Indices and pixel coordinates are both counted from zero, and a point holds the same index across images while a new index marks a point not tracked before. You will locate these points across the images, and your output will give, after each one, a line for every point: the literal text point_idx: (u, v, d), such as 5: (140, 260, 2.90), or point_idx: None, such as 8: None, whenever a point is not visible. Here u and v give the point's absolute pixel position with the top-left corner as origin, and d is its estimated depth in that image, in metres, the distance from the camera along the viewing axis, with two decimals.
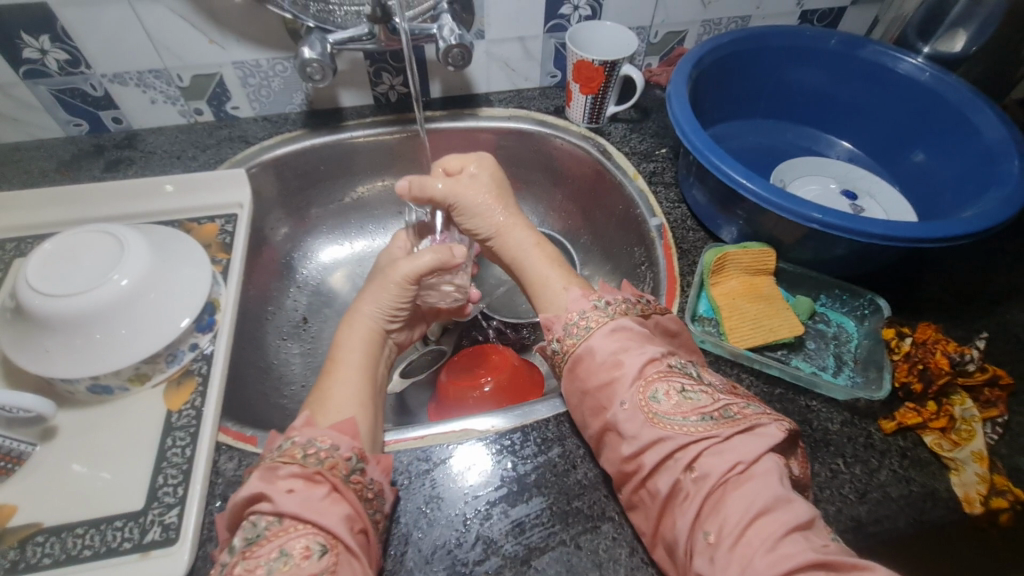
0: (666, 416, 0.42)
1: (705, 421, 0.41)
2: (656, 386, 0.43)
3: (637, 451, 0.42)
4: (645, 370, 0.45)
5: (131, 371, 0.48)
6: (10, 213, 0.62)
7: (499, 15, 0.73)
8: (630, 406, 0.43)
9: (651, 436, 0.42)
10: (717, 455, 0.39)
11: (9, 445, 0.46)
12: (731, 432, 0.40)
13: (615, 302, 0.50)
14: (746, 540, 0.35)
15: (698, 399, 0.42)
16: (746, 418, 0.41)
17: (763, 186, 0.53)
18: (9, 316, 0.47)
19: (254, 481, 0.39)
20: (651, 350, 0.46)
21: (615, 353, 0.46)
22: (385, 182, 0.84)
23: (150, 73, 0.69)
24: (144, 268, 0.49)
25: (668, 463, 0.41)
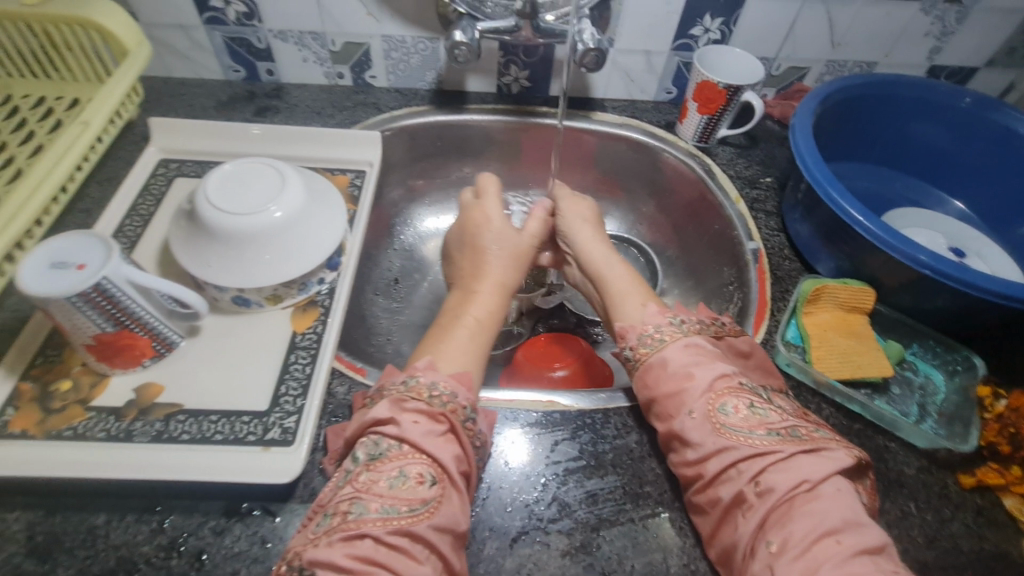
0: (733, 428, 0.44)
1: (772, 435, 0.43)
2: (725, 399, 0.46)
3: (702, 458, 0.44)
4: (715, 384, 0.47)
5: (271, 290, 0.54)
6: (176, 137, 0.70)
7: (633, 27, 0.76)
8: (699, 416, 0.46)
9: (716, 444, 0.44)
10: (785, 471, 0.41)
11: (165, 331, 0.51)
12: (799, 452, 0.42)
13: (689, 321, 0.52)
14: (812, 554, 0.37)
15: (765, 416, 0.45)
16: (813, 440, 0.43)
17: (878, 225, 0.56)
18: (182, 222, 0.54)
19: (383, 406, 0.44)
20: (721, 367, 0.48)
21: (688, 365, 0.48)
22: (491, 166, 0.89)
23: (310, 34, 0.77)
24: (296, 204, 0.54)
25: (731, 473, 0.43)
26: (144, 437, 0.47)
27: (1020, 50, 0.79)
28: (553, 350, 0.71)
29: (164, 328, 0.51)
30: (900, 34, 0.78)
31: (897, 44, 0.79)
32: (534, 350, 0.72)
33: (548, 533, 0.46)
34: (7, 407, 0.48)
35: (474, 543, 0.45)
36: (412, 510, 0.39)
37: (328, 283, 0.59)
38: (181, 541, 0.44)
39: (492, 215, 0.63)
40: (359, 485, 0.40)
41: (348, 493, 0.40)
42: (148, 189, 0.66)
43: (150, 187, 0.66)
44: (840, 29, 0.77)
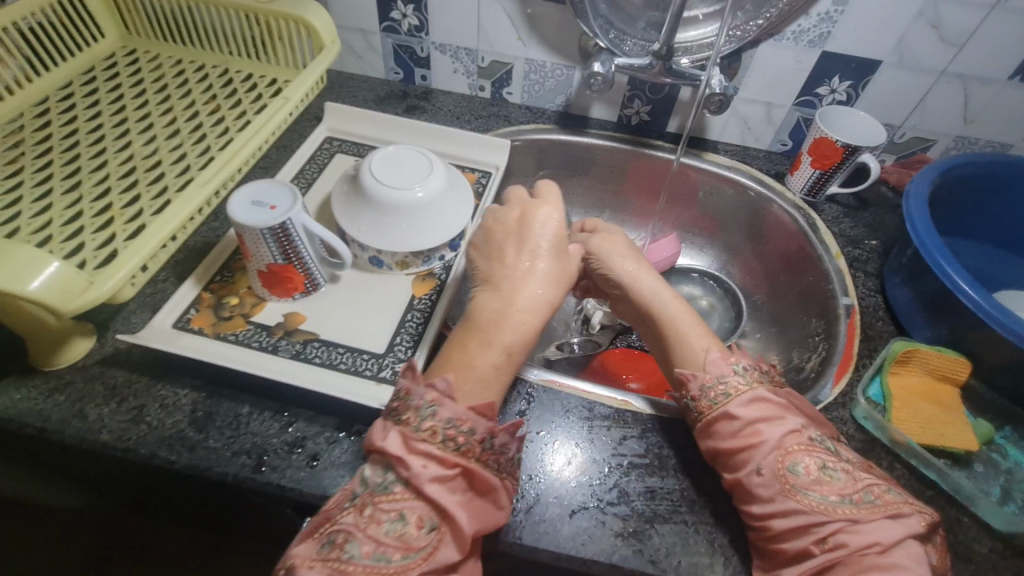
0: (803, 489, 0.45)
1: (846, 500, 0.45)
2: (797, 458, 0.47)
3: (768, 513, 0.46)
4: (785, 441, 0.48)
5: (402, 257, 0.64)
6: (342, 121, 0.83)
7: (759, 79, 0.81)
8: (767, 473, 0.47)
9: (785, 504, 0.46)
10: (859, 533, 0.43)
11: (315, 275, 0.62)
12: (874, 515, 0.44)
13: (749, 370, 0.53)
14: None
15: (838, 478, 0.46)
16: (887, 505, 0.44)
17: (983, 296, 0.56)
18: (344, 188, 0.65)
19: (394, 441, 0.44)
20: (790, 423, 0.49)
21: (755, 422, 0.49)
22: (597, 188, 0.95)
23: (465, 50, 0.88)
24: (436, 189, 0.64)
25: (800, 530, 0.45)
26: (286, 353, 0.58)
27: None
28: (627, 365, 0.78)
29: (315, 271, 0.61)
30: None
31: None
32: (609, 362, 0.78)
33: (606, 513, 0.50)
34: (190, 309, 0.60)
35: (540, 504, 0.50)
36: (405, 558, 0.41)
37: (446, 260, 0.67)
38: (302, 443, 0.53)
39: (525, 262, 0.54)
40: (359, 519, 0.42)
41: (345, 526, 0.42)
42: (314, 159, 0.78)
43: (316, 158, 0.79)
44: (975, 106, 0.77)
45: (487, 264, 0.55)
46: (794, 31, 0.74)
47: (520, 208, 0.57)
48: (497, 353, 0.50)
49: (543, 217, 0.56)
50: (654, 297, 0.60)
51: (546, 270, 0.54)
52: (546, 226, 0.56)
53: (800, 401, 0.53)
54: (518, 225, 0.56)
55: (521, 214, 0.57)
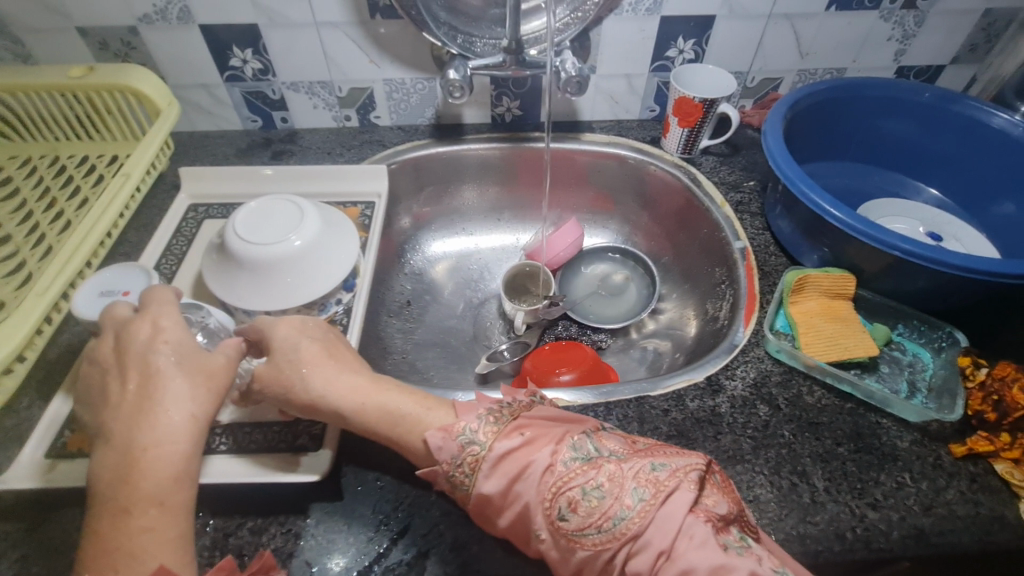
0: (578, 534, 0.40)
1: (612, 525, 0.40)
2: (560, 500, 0.41)
3: (575, 572, 0.41)
4: (544, 489, 0.42)
5: (295, 312, 0.60)
6: (203, 183, 0.77)
7: (612, 54, 0.83)
8: (546, 534, 0.42)
9: (577, 558, 0.41)
10: (643, 546, 0.39)
11: None
12: (637, 512, 0.39)
13: (483, 423, 0.45)
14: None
15: (600, 497, 0.41)
16: (655, 491, 0.40)
17: (848, 214, 0.60)
18: (213, 255, 0.60)
19: None
20: (537, 460, 0.43)
21: (508, 488, 0.43)
22: (489, 191, 0.95)
23: (319, 84, 0.85)
24: (313, 234, 0.60)
25: (605, 571, 0.40)
26: None
27: (981, 46, 0.84)
28: (560, 358, 0.76)
29: None
30: (864, 40, 0.84)
31: (862, 50, 0.85)
32: (542, 359, 0.76)
33: None
34: (65, 430, 0.53)
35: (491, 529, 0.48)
36: None
37: (345, 303, 0.64)
38: (222, 541, 0.48)
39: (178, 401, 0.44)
40: None
41: None
42: (180, 231, 0.72)
43: (182, 230, 0.72)
44: (807, 40, 0.83)
45: (100, 426, 0.43)
46: (630, 3, 0.77)
47: (115, 332, 0.47)
48: (150, 514, 0.39)
49: (143, 331, 0.46)
50: (324, 394, 0.48)
51: (178, 389, 0.43)
52: (150, 352, 0.45)
53: (547, 416, 0.47)
54: (114, 358, 0.46)
55: (116, 341, 0.46)
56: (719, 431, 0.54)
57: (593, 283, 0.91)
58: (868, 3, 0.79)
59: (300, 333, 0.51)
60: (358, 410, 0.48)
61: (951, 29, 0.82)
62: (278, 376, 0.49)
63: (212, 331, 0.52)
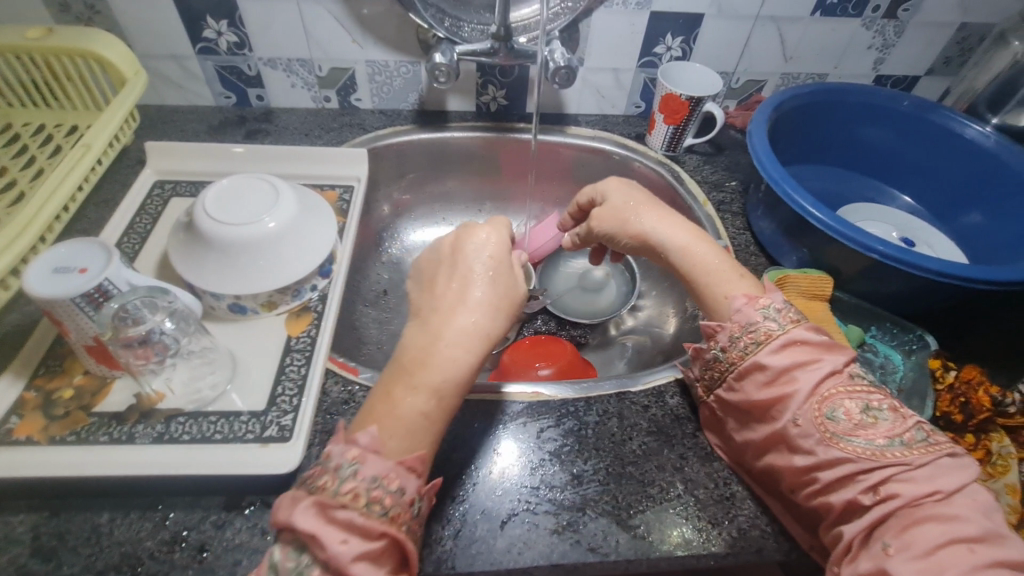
0: (846, 437, 0.43)
1: (881, 445, 0.42)
2: (833, 404, 0.44)
3: (813, 466, 0.44)
4: (824, 386, 0.45)
5: (266, 297, 0.57)
6: (171, 159, 0.73)
7: (601, 47, 0.82)
8: (806, 422, 0.45)
9: (830, 454, 0.43)
10: (910, 480, 0.41)
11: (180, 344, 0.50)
12: (927, 459, 0.41)
13: (787, 307, 0.49)
14: (936, 558, 0.36)
15: (884, 420, 0.44)
16: (938, 446, 0.42)
17: (828, 216, 0.60)
18: (181, 234, 0.57)
19: (303, 514, 0.36)
20: (833, 362, 0.46)
21: (790, 368, 0.46)
22: (473, 181, 0.93)
23: (298, 62, 0.81)
24: (290, 216, 0.58)
25: (848, 481, 0.43)
26: (146, 438, 0.49)
27: (955, 60, 0.87)
28: (539, 351, 0.75)
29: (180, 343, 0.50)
30: (845, 48, 0.85)
31: (843, 57, 0.87)
32: (520, 352, 0.75)
33: (536, 514, 0.48)
34: (11, 417, 0.49)
35: (466, 524, 0.47)
36: None
37: (320, 289, 0.62)
38: (183, 536, 0.45)
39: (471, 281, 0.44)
40: None
41: None
42: (144, 208, 0.68)
43: (147, 207, 0.69)
44: (791, 44, 0.84)
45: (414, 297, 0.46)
46: None
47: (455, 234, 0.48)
48: (427, 402, 0.41)
49: (478, 238, 0.46)
50: (654, 229, 0.56)
51: (482, 300, 0.43)
52: (468, 273, 0.45)
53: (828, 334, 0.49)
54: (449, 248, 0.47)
55: (455, 241, 0.47)
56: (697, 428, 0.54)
57: (572, 279, 0.90)
58: (851, 10, 0.80)
59: (625, 190, 0.59)
60: (680, 248, 0.54)
61: (928, 41, 0.84)
62: (617, 217, 0.58)
63: (181, 316, 0.50)
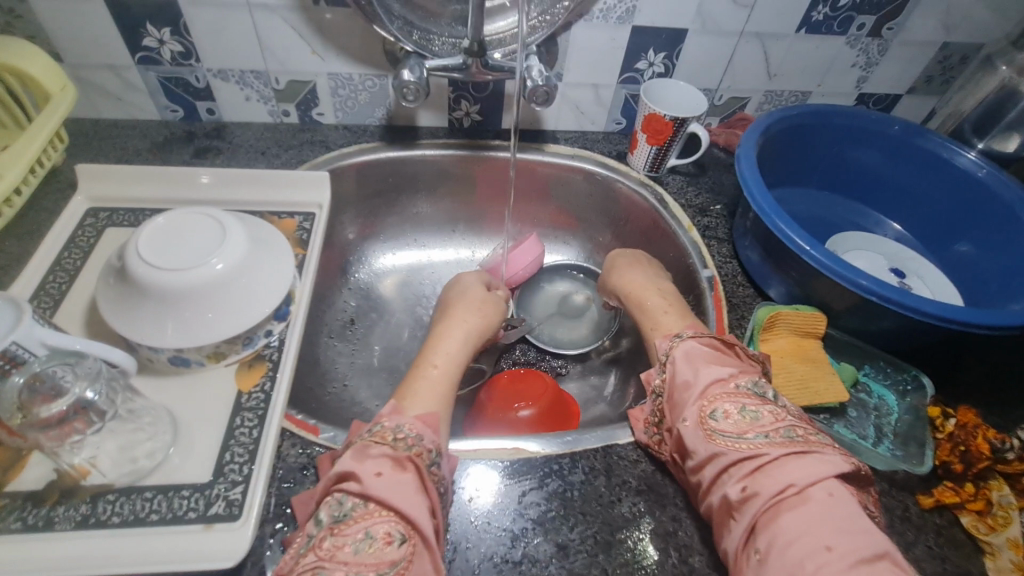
0: (723, 433, 0.45)
1: (759, 438, 0.43)
2: (717, 405, 0.46)
3: (698, 466, 0.45)
4: (711, 390, 0.48)
5: (212, 348, 0.51)
6: (106, 184, 0.66)
7: (580, 62, 0.77)
8: (691, 423, 0.47)
9: (707, 451, 0.45)
10: (774, 475, 0.41)
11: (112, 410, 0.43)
12: (788, 454, 0.42)
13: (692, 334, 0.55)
14: (789, 553, 0.37)
15: (758, 419, 0.45)
16: (805, 444, 0.42)
17: (824, 254, 0.57)
18: (112, 278, 0.50)
19: (347, 459, 0.44)
20: (720, 370, 0.49)
21: (685, 374, 0.50)
22: (446, 201, 0.88)
23: (252, 73, 0.74)
24: (239, 256, 0.51)
25: (724, 478, 0.44)
26: (66, 524, 0.42)
27: (936, 79, 0.85)
28: (517, 388, 0.70)
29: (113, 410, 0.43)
30: (829, 65, 0.83)
31: (827, 75, 0.84)
32: (497, 390, 0.70)
33: None
34: None
35: None
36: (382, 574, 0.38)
37: (277, 335, 0.55)
38: None
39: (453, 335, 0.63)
40: (322, 553, 0.39)
41: (311, 563, 0.38)
42: (74, 241, 0.61)
43: (77, 239, 0.61)
44: (776, 62, 0.81)
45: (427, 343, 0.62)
46: (601, 10, 0.72)
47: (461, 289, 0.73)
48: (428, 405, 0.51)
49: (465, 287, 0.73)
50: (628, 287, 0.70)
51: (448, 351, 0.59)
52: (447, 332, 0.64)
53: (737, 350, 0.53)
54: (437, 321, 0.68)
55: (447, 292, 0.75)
56: None
57: (552, 304, 0.86)
58: (837, 28, 0.78)
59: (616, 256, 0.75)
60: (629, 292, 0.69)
61: (911, 60, 0.83)
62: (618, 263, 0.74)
63: (105, 378, 0.43)
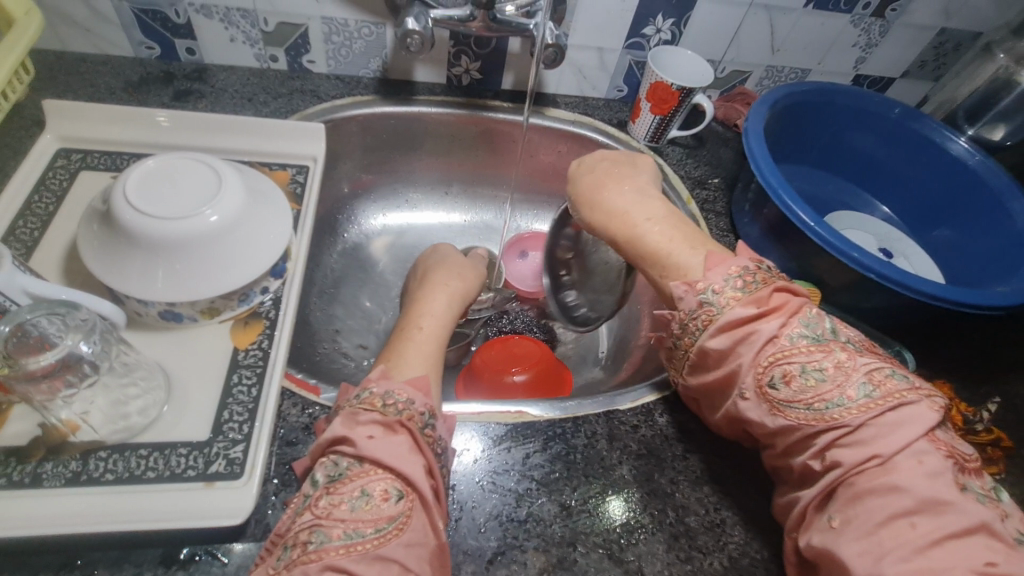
0: (787, 404, 0.42)
1: (832, 405, 0.40)
2: (774, 371, 0.43)
3: (770, 434, 0.44)
4: (762, 355, 0.44)
5: (206, 303, 0.48)
6: (78, 123, 0.60)
7: (587, 23, 0.75)
8: (752, 395, 0.44)
9: (776, 425, 0.43)
10: (854, 445, 0.39)
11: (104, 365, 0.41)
12: (869, 418, 0.39)
13: (731, 282, 0.47)
14: (876, 536, 0.36)
15: (821, 380, 0.42)
16: (884, 399, 0.40)
17: (827, 230, 0.58)
18: (95, 225, 0.47)
19: (336, 425, 0.42)
20: (768, 331, 0.44)
21: (732, 344, 0.45)
22: (441, 162, 0.85)
23: (238, 11, 0.69)
24: (236, 208, 0.48)
25: (802, 445, 0.42)
26: (55, 482, 0.40)
27: (930, 64, 0.87)
28: (511, 353, 0.71)
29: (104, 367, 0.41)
30: (831, 43, 0.83)
31: (828, 53, 0.84)
32: (492, 354, 0.71)
33: (525, 552, 0.44)
34: None
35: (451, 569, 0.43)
36: (378, 530, 0.37)
37: (273, 292, 0.53)
38: None
39: (438, 301, 0.61)
40: (319, 511, 0.38)
41: (308, 521, 0.38)
42: (44, 184, 0.56)
43: (48, 182, 0.57)
44: (780, 36, 0.81)
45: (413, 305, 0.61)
46: None
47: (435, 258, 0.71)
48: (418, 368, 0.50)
49: (445, 252, 0.72)
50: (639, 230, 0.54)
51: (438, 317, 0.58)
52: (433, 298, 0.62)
53: (789, 294, 0.47)
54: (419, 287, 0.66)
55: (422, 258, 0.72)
56: (687, 450, 0.52)
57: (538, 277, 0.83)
58: (843, 5, 0.77)
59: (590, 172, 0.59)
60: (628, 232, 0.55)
61: (909, 43, 0.84)
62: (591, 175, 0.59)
63: (100, 331, 0.40)
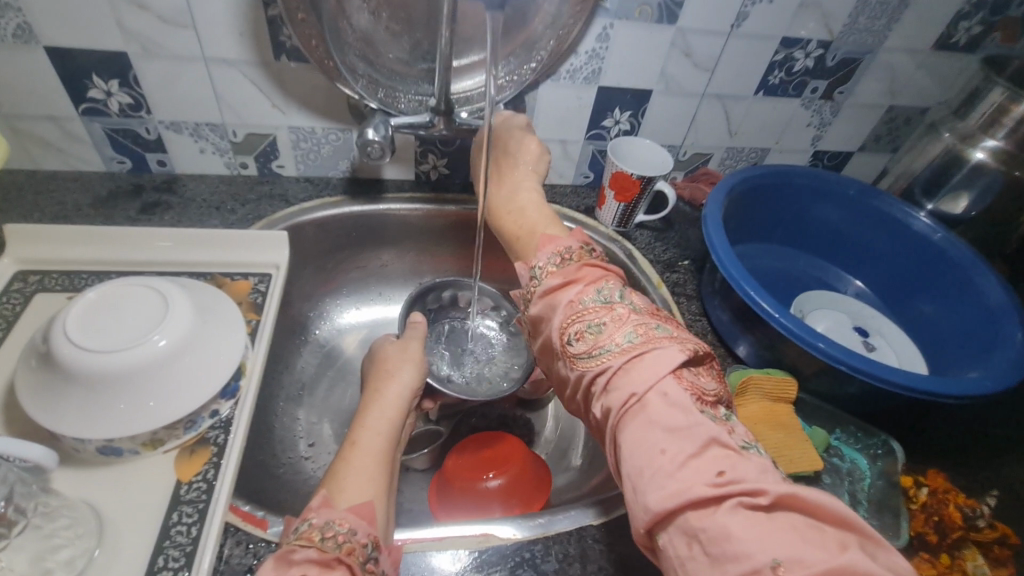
0: (579, 357, 0.47)
1: (606, 351, 0.45)
2: (569, 331, 0.49)
3: (575, 392, 0.48)
4: (564, 318, 0.50)
5: (148, 435, 0.46)
6: (39, 245, 0.60)
7: (548, 119, 0.78)
8: (559, 355, 0.50)
9: (574, 377, 0.48)
10: (623, 388, 0.43)
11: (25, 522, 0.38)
12: (629, 361, 0.44)
13: (551, 260, 0.55)
14: (637, 471, 0.39)
15: (601, 332, 0.47)
16: (640, 345, 0.44)
17: (794, 322, 0.57)
18: (34, 362, 0.45)
19: (267, 566, 0.39)
20: (568, 297, 0.51)
21: (543, 314, 0.52)
22: (413, 253, 0.86)
23: (207, 125, 0.71)
24: (184, 332, 0.47)
25: (594, 400, 0.46)
26: None
27: (884, 138, 0.90)
28: (487, 456, 0.67)
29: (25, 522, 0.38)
30: (786, 125, 0.86)
31: (785, 133, 0.87)
32: (465, 459, 0.67)
33: None
34: None
35: None
36: None
37: (223, 415, 0.51)
38: None
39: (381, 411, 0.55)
40: None
41: None
42: None
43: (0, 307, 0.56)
44: (736, 121, 0.84)
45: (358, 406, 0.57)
46: (568, 70, 0.72)
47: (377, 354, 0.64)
48: (364, 493, 0.46)
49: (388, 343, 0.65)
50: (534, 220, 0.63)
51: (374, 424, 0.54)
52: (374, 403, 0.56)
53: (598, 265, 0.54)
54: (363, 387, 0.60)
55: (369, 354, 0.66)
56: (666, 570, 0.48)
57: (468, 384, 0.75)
58: (792, 90, 0.81)
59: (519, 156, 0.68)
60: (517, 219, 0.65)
61: (861, 120, 0.87)
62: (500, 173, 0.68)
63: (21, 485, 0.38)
